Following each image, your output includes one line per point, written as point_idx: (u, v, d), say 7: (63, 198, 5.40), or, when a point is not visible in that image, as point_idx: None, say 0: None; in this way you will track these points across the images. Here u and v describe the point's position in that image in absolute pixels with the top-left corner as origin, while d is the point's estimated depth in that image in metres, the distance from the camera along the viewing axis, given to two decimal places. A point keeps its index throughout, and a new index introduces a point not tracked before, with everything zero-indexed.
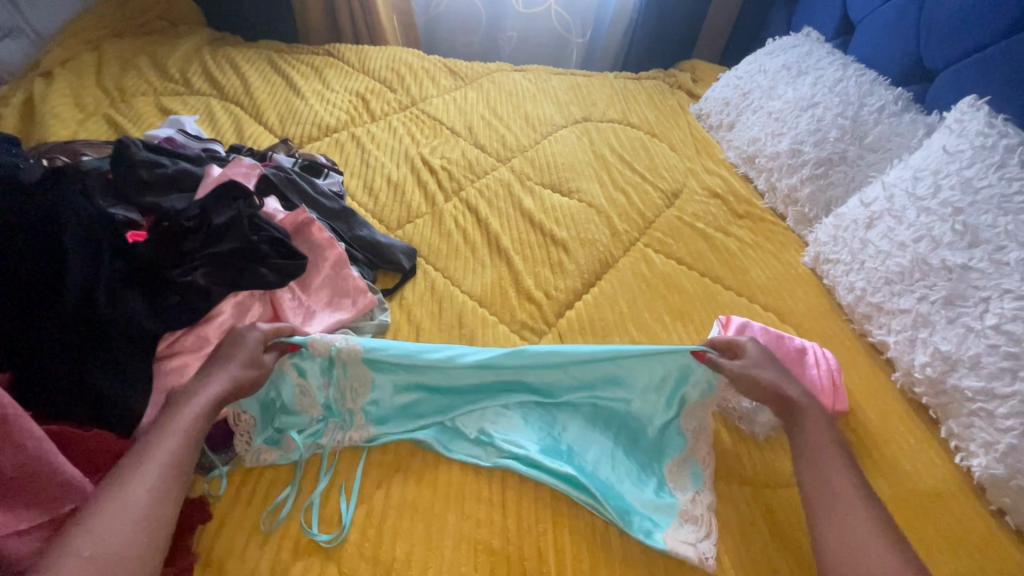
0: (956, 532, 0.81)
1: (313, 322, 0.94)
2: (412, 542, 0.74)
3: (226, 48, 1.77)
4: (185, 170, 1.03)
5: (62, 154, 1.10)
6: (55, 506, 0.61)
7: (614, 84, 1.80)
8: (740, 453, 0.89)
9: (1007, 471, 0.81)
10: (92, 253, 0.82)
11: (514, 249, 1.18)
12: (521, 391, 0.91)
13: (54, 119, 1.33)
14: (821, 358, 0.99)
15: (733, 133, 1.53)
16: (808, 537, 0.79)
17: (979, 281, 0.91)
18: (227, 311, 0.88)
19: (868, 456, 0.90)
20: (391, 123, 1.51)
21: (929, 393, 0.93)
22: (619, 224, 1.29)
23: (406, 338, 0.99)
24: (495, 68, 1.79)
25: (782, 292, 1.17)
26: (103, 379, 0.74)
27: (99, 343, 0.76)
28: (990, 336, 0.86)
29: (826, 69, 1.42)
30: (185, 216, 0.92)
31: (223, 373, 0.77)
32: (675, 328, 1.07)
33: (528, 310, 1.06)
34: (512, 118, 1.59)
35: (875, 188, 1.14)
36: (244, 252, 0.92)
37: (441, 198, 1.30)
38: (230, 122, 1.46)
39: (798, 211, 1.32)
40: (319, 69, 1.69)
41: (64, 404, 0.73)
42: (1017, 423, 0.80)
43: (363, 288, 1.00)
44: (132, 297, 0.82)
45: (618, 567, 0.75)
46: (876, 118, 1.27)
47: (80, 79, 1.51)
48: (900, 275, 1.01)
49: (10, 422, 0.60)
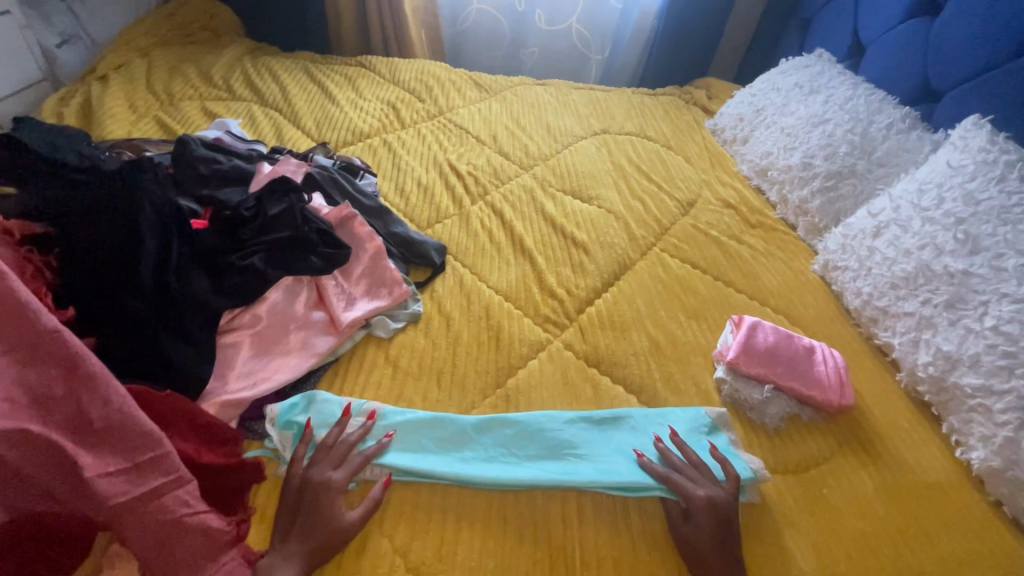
0: (956, 521, 0.86)
1: (353, 308, 1.01)
2: (444, 506, 0.81)
3: (266, 57, 1.88)
4: (238, 166, 1.12)
5: (126, 149, 1.20)
6: (136, 454, 0.67)
7: (632, 99, 1.89)
8: (750, 440, 0.95)
9: (1004, 463, 0.86)
10: (163, 237, 0.91)
11: (538, 250, 1.26)
12: (539, 450, 0.88)
13: (111, 119, 1.43)
14: (829, 356, 1.04)
15: (747, 147, 1.60)
16: (814, 521, 0.85)
17: (979, 286, 0.97)
18: (278, 294, 0.97)
19: (873, 447, 0.95)
20: (421, 131, 1.61)
21: (931, 391, 0.99)
22: (636, 229, 1.36)
23: (437, 327, 1.05)
24: (519, 82, 1.88)
25: (792, 296, 1.22)
26: (176, 350, 0.83)
27: (171, 317, 0.85)
28: (989, 337, 0.92)
29: (837, 88, 1.49)
30: (244, 206, 1.03)
31: (305, 531, 0.74)
32: (689, 326, 1.13)
33: (550, 305, 1.13)
34: (535, 128, 1.67)
35: (882, 200, 1.20)
36: (295, 240, 1.01)
37: (468, 201, 1.38)
38: (271, 126, 1.56)
39: (808, 221, 1.38)
40: (353, 78, 1.79)
41: (140, 370, 0.82)
42: (1013, 417, 0.85)
43: (398, 280, 1.08)
44: (198, 278, 0.91)
45: (639, 536, 0.81)
46: (885, 134, 1.34)
47: (133, 83, 1.62)
48: (905, 280, 1.07)
49: (95, 378, 0.67)
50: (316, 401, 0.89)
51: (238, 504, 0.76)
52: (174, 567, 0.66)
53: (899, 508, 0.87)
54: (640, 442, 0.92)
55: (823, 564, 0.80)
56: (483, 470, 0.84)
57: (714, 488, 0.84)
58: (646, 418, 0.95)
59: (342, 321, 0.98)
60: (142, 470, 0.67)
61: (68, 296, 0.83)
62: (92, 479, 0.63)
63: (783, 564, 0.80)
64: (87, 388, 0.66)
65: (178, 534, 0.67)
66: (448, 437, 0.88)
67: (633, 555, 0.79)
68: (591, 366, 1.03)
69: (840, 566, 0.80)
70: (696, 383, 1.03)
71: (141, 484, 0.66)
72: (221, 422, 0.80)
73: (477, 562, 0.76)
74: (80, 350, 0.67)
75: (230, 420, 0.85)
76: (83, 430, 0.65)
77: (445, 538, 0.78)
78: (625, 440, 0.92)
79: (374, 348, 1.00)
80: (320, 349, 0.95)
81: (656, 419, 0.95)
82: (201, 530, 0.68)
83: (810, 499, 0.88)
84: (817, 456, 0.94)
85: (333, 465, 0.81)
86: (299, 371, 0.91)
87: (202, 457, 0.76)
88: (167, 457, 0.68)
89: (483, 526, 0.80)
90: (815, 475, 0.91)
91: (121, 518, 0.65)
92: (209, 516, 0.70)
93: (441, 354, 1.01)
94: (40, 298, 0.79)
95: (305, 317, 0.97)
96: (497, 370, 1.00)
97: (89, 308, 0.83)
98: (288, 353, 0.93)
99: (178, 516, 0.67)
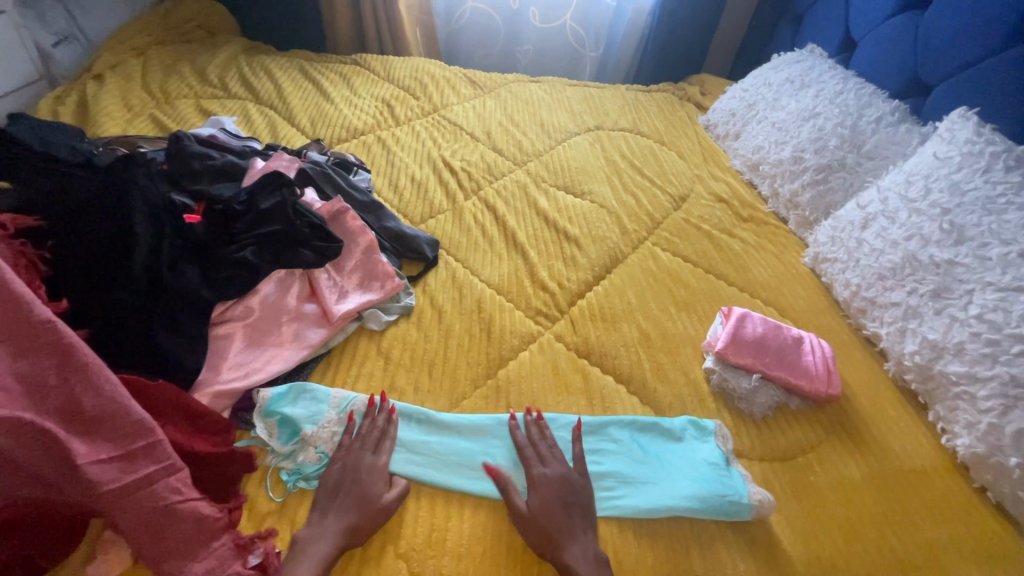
0: (939, 505, 0.87)
1: (345, 301, 1.02)
2: (433, 496, 0.82)
3: (261, 56, 1.88)
4: (232, 162, 1.14)
5: (121, 146, 1.21)
6: (127, 441, 0.68)
7: (626, 95, 1.90)
8: (739, 430, 0.96)
9: (988, 449, 0.87)
10: (156, 232, 0.92)
11: (530, 244, 1.26)
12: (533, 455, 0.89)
13: (106, 117, 1.44)
14: (816, 346, 1.05)
15: (739, 142, 1.61)
16: (800, 506, 0.86)
17: (964, 275, 0.98)
18: (270, 288, 0.99)
19: (862, 437, 0.96)
20: (415, 128, 1.62)
21: (918, 379, 1.00)
22: (628, 224, 1.37)
23: (429, 320, 1.06)
24: (513, 79, 1.89)
25: (782, 289, 1.23)
26: (170, 342, 0.85)
27: (163, 308, 0.87)
28: (974, 325, 0.93)
29: (827, 82, 1.50)
30: (236, 201, 1.04)
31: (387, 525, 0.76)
32: (680, 318, 1.14)
33: (542, 298, 1.14)
34: (528, 125, 1.68)
35: (871, 193, 1.21)
36: (287, 233, 1.03)
37: (461, 197, 1.39)
38: (265, 123, 1.57)
39: (799, 215, 1.39)
40: (347, 76, 1.80)
41: (134, 361, 0.83)
42: (997, 404, 0.86)
43: (390, 273, 1.09)
44: (190, 272, 0.92)
45: (627, 521, 0.82)
46: (874, 127, 1.35)
47: (128, 82, 1.62)
48: (891, 271, 1.08)
49: (88, 367, 0.67)
50: (306, 392, 0.89)
51: (230, 490, 0.78)
52: (166, 553, 0.67)
53: (884, 494, 0.88)
54: (625, 451, 0.90)
55: (810, 549, 0.81)
56: (466, 478, 0.84)
57: (721, 517, 0.82)
58: (642, 428, 0.93)
59: (334, 314, 0.99)
60: (132, 458, 0.68)
61: (62, 288, 0.85)
62: (84, 466, 0.64)
63: (769, 547, 0.81)
64: (80, 377, 0.67)
65: (169, 523, 0.67)
66: (428, 445, 0.87)
67: (622, 542, 0.80)
68: (582, 358, 1.04)
69: (825, 550, 0.81)
70: (685, 373, 1.04)
71: (131, 472, 0.67)
72: (214, 412, 0.82)
73: (466, 548, 0.77)
74: (73, 340, 0.68)
75: (222, 410, 0.86)
76: (75, 418, 0.66)
77: (434, 526, 0.79)
78: (615, 450, 0.91)
79: (366, 341, 1.01)
80: (312, 341, 0.96)
81: (643, 429, 0.93)
82: (190, 518, 0.69)
83: (797, 485, 0.89)
84: (805, 445, 0.95)
85: (364, 457, 0.84)
86: (291, 362, 0.92)
87: (194, 445, 0.77)
88: (160, 445, 0.70)
89: (472, 518, 0.80)
90: (802, 463, 0.92)
91: (114, 504, 0.66)
92: (200, 503, 0.71)
93: (433, 346, 1.02)
94: (35, 291, 0.80)
95: (296, 309, 0.99)
96: (488, 361, 1.01)
97: (83, 300, 0.85)
98: (280, 345, 0.94)
99: (169, 502, 0.68)
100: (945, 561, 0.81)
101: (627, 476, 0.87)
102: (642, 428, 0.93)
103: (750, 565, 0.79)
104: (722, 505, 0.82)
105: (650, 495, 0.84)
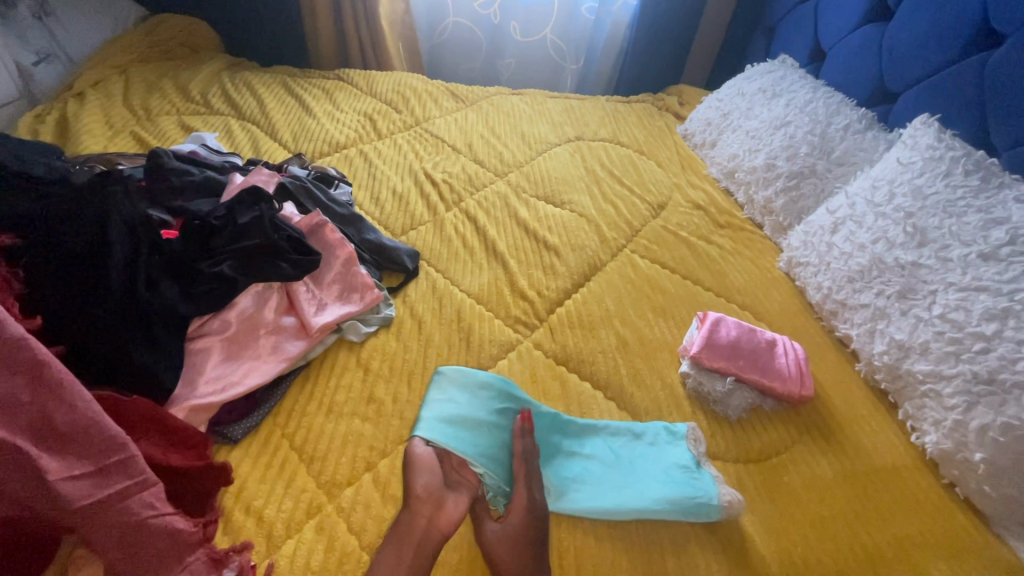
0: (909, 501, 0.89)
1: (324, 313, 1.03)
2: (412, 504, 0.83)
3: (243, 72, 1.90)
4: (211, 177, 1.15)
5: (100, 163, 1.22)
6: (100, 457, 0.68)
7: (605, 106, 1.93)
8: (713, 432, 0.98)
9: (954, 445, 0.89)
10: (133, 248, 0.93)
11: (509, 254, 1.28)
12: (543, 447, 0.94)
13: (87, 135, 1.44)
14: (789, 348, 1.07)
15: (715, 150, 1.64)
16: (773, 505, 0.87)
17: (927, 276, 1.01)
18: (248, 302, 0.99)
19: (835, 437, 0.98)
20: (397, 141, 1.64)
21: (888, 378, 1.02)
22: (607, 232, 1.39)
23: (408, 330, 1.07)
24: (494, 92, 1.92)
25: (758, 293, 1.26)
26: (146, 357, 0.85)
27: (139, 323, 0.87)
28: (937, 324, 0.95)
29: (798, 91, 1.55)
30: (214, 215, 1.05)
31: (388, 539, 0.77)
32: (657, 323, 1.16)
33: (521, 306, 1.15)
34: (509, 136, 1.71)
35: (840, 198, 1.25)
36: (264, 247, 1.03)
37: (443, 208, 1.41)
38: (247, 138, 1.58)
39: (773, 220, 1.42)
40: (329, 91, 1.82)
41: (111, 376, 0.84)
42: (961, 401, 0.89)
43: (370, 285, 1.10)
44: (167, 287, 0.93)
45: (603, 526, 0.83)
46: (843, 134, 1.38)
47: (110, 100, 1.63)
48: (860, 273, 1.11)
49: (62, 384, 0.68)
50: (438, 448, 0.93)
51: (205, 506, 0.78)
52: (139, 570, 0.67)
53: (856, 492, 0.90)
54: (598, 455, 0.92)
55: (784, 547, 0.83)
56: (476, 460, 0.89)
57: (694, 518, 0.83)
58: (615, 433, 0.95)
59: (313, 326, 1.00)
60: (105, 474, 0.68)
61: (37, 306, 0.85)
62: (56, 482, 0.64)
63: (743, 550, 0.82)
64: (52, 394, 0.67)
65: (142, 538, 0.67)
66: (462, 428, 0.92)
67: (598, 547, 0.81)
68: (560, 365, 1.05)
69: (798, 547, 0.83)
70: (662, 377, 1.05)
71: (104, 488, 0.67)
72: (190, 427, 0.82)
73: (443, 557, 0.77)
74: (47, 357, 0.68)
75: (199, 424, 0.86)
76: (48, 434, 0.66)
77: None
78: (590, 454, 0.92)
79: (345, 352, 1.02)
80: (291, 353, 0.97)
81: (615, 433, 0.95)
82: (162, 534, 0.69)
83: (770, 485, 0.90)
84: (779, 446, 0.96)
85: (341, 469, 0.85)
86: (268, 375, 0.93)
87: (170, 459, 0.78)
88: (133, 460, 0.70)
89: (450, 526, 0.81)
90: (776, 463, 0.93)
91: (87, 520, 0.66)
92: (174, 518, 0.71)
93: (412, 357, 1.03)
94: (9, 308, 0.81)
95: (275, 322, 1.00)
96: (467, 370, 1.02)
97: (59, 317, 0.85)
98: (258, 358, 0.95)
99: (143, 518, 0.68)
100: (914, 556, 0.83)
101: (600, 480, 0.88)
102: (615, 433, 0.95)
103: (725, 566, 0.80)
104: (693, 508, 0.83)
105: (620, 497, 0.85)
